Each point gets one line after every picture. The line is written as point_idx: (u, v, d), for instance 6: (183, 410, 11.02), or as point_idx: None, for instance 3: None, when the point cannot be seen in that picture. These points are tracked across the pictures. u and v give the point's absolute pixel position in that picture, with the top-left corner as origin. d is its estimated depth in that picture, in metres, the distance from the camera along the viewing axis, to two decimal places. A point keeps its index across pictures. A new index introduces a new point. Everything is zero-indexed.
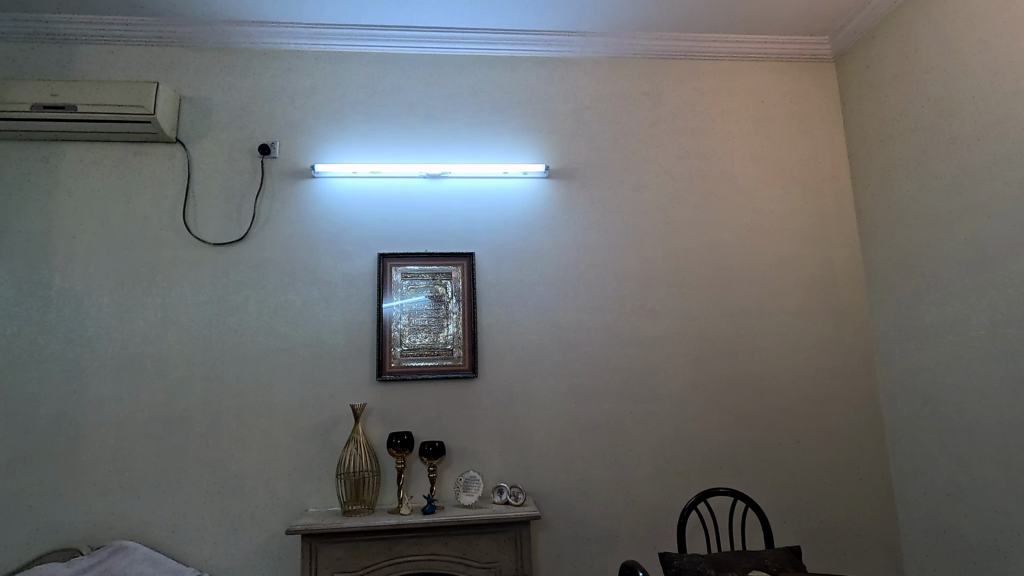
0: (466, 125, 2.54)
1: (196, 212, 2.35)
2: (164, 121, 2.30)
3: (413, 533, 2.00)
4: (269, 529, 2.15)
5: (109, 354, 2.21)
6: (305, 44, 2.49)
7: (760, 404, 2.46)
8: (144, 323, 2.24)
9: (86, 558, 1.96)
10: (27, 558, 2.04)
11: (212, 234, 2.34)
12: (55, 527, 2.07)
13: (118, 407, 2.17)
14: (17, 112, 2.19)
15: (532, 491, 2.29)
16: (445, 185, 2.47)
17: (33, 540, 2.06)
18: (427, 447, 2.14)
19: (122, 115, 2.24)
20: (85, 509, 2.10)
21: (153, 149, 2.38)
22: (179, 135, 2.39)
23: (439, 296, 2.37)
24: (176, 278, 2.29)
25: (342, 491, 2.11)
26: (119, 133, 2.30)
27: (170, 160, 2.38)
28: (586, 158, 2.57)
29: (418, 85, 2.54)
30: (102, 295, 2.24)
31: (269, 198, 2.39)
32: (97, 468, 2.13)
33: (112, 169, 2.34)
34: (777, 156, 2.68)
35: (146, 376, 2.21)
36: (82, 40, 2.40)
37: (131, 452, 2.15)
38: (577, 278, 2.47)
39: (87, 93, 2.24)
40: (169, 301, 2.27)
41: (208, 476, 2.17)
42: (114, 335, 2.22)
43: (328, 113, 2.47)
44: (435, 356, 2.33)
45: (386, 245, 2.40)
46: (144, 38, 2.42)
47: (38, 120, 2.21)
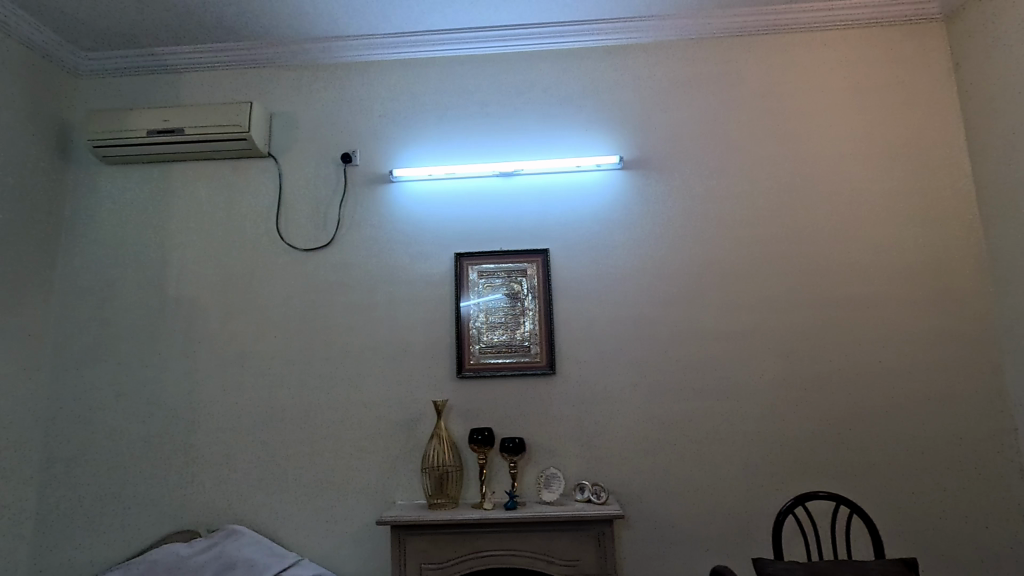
0: (537, 122, 2.53)
1: (287, 220, 2.51)
2: (257, 137, 2.48)
3: (495, 528, 2.02)
4: (360, 519, 2.26)
5: (217, 354, 2.41)
6: (379, 54, 2.59)
7: (863, 401, 2.26)
8: (245, 325, 2.43)
9: (204, 540, 2.15)
10: (156, 537, 2.29)
11: (302, 240, 2.49)
12: (177, 510, 2.30)
13: (225, 402, 2.37)
14: (135, 138, 2.45)
15: (614, 489, 2.24)
16: (517, 184, 2.47)
17: (160, 521, 2.30)
18: (507, 444, 2.16)
19: (221, 135, 2.43)
20: (201, 494, 2.31)
21: (249, 164, 2.57)
22: (271, 150, 2.57)
23: (515, 293, 2.38)
24: (272, 283, 2.46)
25: (427, 485, 2.18)
26: (219, 151, 2.50)
27: (264, 173, 2.56)
28: (661, 147, 2.48)
29: (489, 85, 2.56)
30: (209, 300, 2.46)
31: (352, 204, 2.50)
32: (209, 457, 2.34)
33: (214, 185, 2.55)
34: (877, 131, 2.44)
35: (248, 374, 2.39)
36: (186, 69, 2.64)
37: (237, 443, 2.34)
38: (656, 271, 2.39)
39: (191, 116, 2.45)
40: (266, 304, 2.44)
41: (304, 467, 2.31)
42: (220, 336, 2.43)
43: (404, 120, 2.55)
44: (513, 353, 2.34)
45: (462, 245, 2.44)
46: (239, 62, 2.62)
47: (152, 144, 2.46)
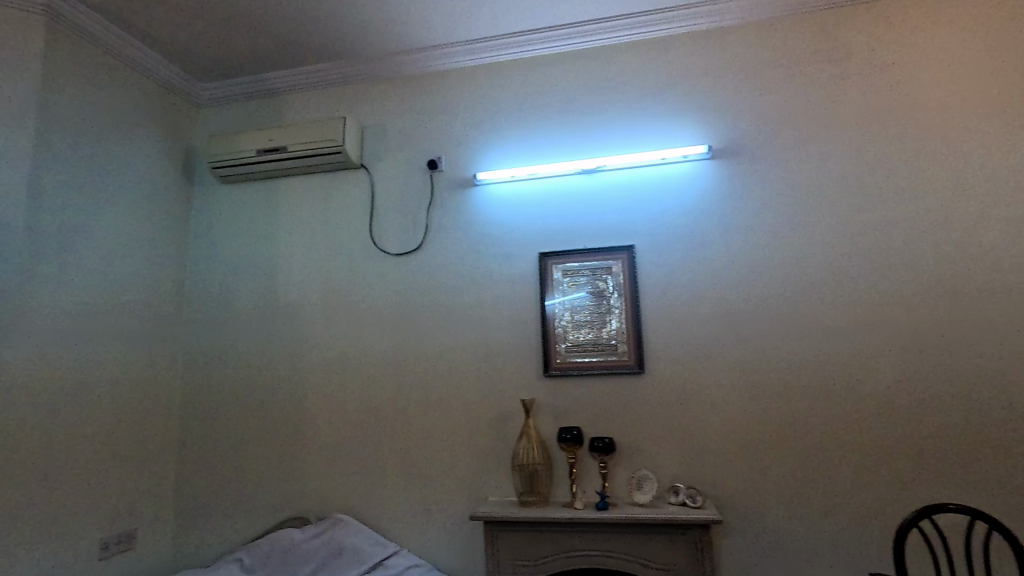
0: (618, 116, 2.48)
1: (380, 227, 2.64)
2: (351, 150, 2.63)
3: (587, 528, 2.01)
4: (455, 514, 2.33)
5: (320, 354, 2.59)
6: (461, 62, 2.66)
7: (1002, 403, 2.00)
8: (345, 327, 2.59)
9: (315, 526, 2.30)
10: (273, 522, 2.50)
11: (393, 245, 2.61)
12: (290, 498, 2.50)
13: (328, 399, 2.54)
14: (246, 158, 2.69)
15: (711, 493, 2.15)
16: (600, 180, 2.44)
17: (276, 508, 2.51)
18: (597, 443, 2.14)
19: (319, 150, 2.61)
20: (310, 485, 2.49)
21: (344, 176, 2.73)
22: (363, 161, 2.72)
23: (600, 291, 2.35)
24: (367, 286, 2.60)
25: (517, 482, 2.21)
26: (318, 165, 2.68)
27: (357, 183, 2.71)
28: (752, 134, 2.35)
29: (568, 83, 2.55)
30: (312, 304, 2.64)
31: (438, 209, 2.59)
32: (316, 451, 2.51)
33: (314, 197, 2.74)
34: (1011, 97, 2.16)
35: (348, 373, 2.54)
36: (288, 91, 2.85)
37: (340, 438, 2.50)
38: (750, 264, 2.26)
39: (293, 135, 2.65)
40: (362, 308, 2.58)
41: (401, 462, 2.42)
42: (323, 337, 2.60)
43: (486, 123, 2.60)
44: (601, 352, 2.31)
45: (546, 244, 2.45)
46: (332, 80, 2.79)
47: (261, 162, 2.69)
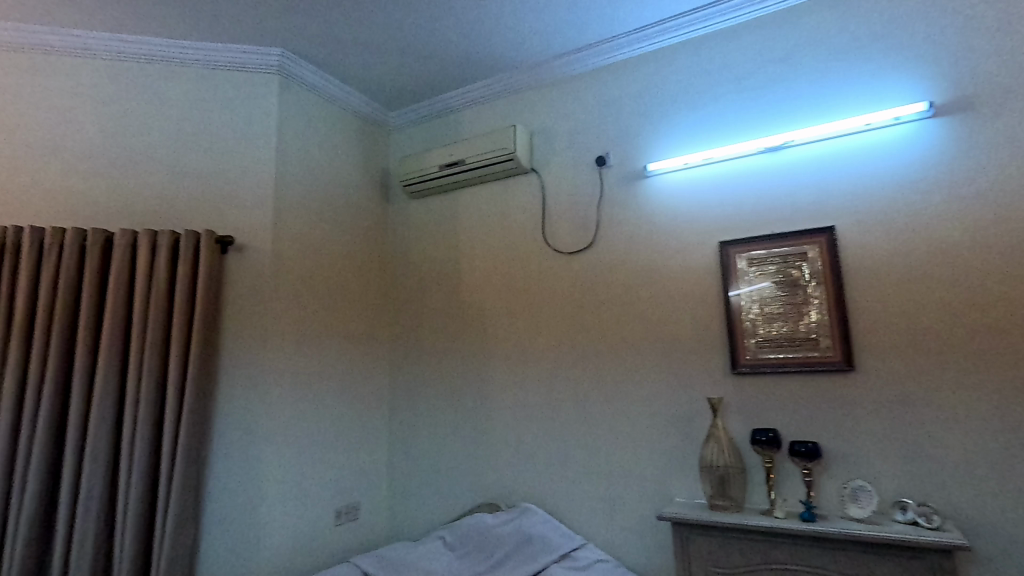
0: (808, 83, 2.23)
1: (552, 227, 2.72)
2: (522, 155, 2.75)
3: (792, 541, 1.83)
4: (641, 512, 2.29)
5: (503, 350, 2.75)
6: (625, 52, 2.62)
7: None
8: (524, 324, 2.71)
9: (506, 513, 2.42)
10: (469, 505, 2.72)
11: (566, 244, 2.66)
12: (483, 484, 2.69)
13: (512, 393, 2.69)
14: (432, 173, 2.97)
15: (952, 513, 1.81)
16: (788, 157, 2.21)
17: (471, 492, 2.72)
18: (799, 448, 1.94)
19: (494, 159, 2.78)
20: (500, 473, 2.66)
21: (516, 181, 2.87)
22: (534, 165, 2.82)
23: (794, 280, 2.12)
24: (543, 285, 2.69)
25: (707, 486, 2.09)
26: (493, 173, 2.86)
27: (529, 187, 2.82)
28: (990, 80, 1.93)
29: (745, 55, 2.36)
30: (494, 304, 2.82)
31: (609, 204, 2.58)
32: (504, 441, 2.67)
33: (491, 203, 2.92)
34: None
35: (529, 368, 2.66)
36: (463, 107, 3.09)
37: (525, 430, 2.62)
38: (995, 238, 1.86)
39: (470, 147, 2.86)
40: (539, 306, 2.68)
41: (584, 456, 2.46)
42: (505, 335, 2.76)
43: (655, 112, 2.53)
44: (798, 347, 2.09)
45: (726, 233, 2.29)
46: (502, 91, 2.95)
47: (444, 176, 2.95)
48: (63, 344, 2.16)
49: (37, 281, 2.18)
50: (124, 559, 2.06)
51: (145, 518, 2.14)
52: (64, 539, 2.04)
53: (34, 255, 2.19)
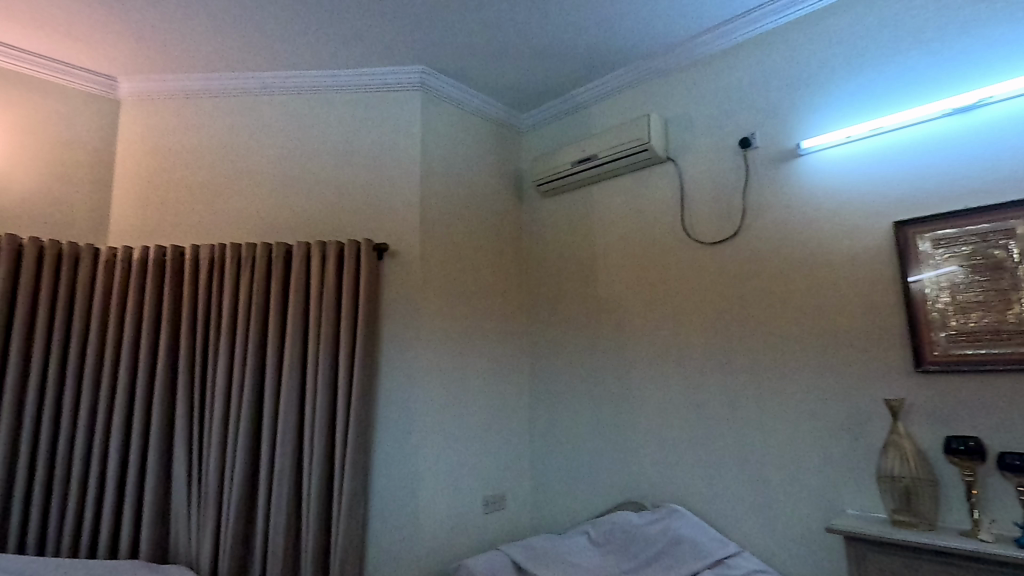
0: (1015, 27, 1.87)
1: (692, 217, 2.59)
2: (657, 145, 2.66)
3: (1005, 570, 1.55)
4: (805, 523, 2.10)
5: (643, 347, 2.68)
6: (770, 22, 2.42)
7: None
8: (665, 320, 2.62)
9: (652, 513, 2.34)
10: (613, 503, 2.69)
11: (708, 234, 2.52)
12: (627, 483, 2.65)
13: (655, 390, 2.61)
14: (565, 171, 2.99)
15: None
16: (986, 117, 1.88)
17: (615, 489, 2.70)
18: (1011, 461, 1.64)
19: (627, 151, 2.72)
20: (644, 472, 2.60)
21: (651, 171, 2.78)
22: (670, 153, 2.71)
23: (997, 262, 1.79)
24: (684, 278, 2.58)
25: (887, 499, 1.85)
26: (627, 165, 2.80)
27: (666, 177, 2.72)
28: None
29: (921, 5, 2.06)
30: (632, 299, 2.76)
31: (756, 188, 2.40)
32: (647, 440, 2.61)
33: (625, 197, 2.87)
34: None
35: (672, 364, 2.57)
36: (594, 101, 3.07)
37: (669, 428, 2.53)
38: None
39: (603, 141, 2.83)
40: (681, 300, 2.57)
41: (736, 459, 2.31)
42: (645, 330, 2.69)
43: (809, 83, 2.29)
44: (1005, 342, 1.77)
45: (902, 211, 2.00)
46: (634, 80, 2.88)
47: (577, 173, 2.95)
48: (258, 341, 2.54)
49: (237, 288, 2.59)
50: (311, 527, 2.38)
51: (325, 493, 2.44)
52: (264, 507, 2.40)
53: (235, 266, 2.60)
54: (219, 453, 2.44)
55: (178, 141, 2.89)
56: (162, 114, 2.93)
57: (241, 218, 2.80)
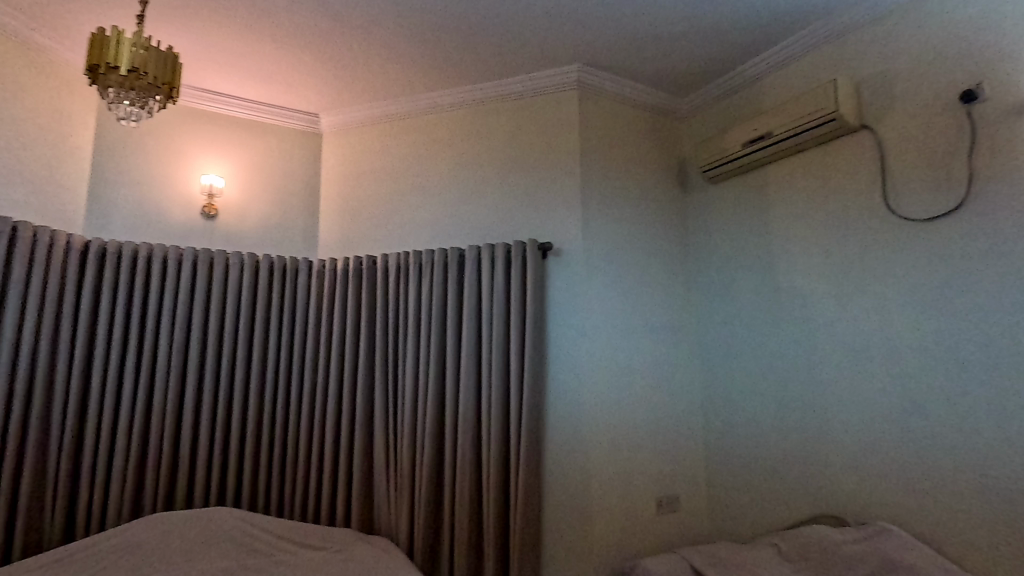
0: None
1: (896, 191, 2.23)
2: (848, 111, 2.33)
3: None
4: None
5: (837, 342, 2.39)
6: None
7: None
8: (864, 310, 2.30)
9: (855, 531, 2.07)
10: (805, 515, 2.44)
11: (920, 210, 2.14)
12: (822, 493, 2.39)
13: (853, 390, 2.31)
14: (735, 153, 2.78)
15: None
16: None
17: (807, 500, 2.44)
18: None
19: (810, 123, 2.42)
20: (842, 483, 2.31)
21: (841, 144, 2.46)
22: (865, 121, 2.37)
23: None
24: (888, 262, 2.23)
25: None
26: (810, 139, 2.49)
27: (860, 148, 2.38)
28: None
29: None
30: (820, 288, 2.47)
31: (987, 150, 1.99)
32: (845, 447, 2.31)
33: (808, 175, 2.58)
34: None
35: (875, 361, 2.24)
36: (766, 74, 2.82)
37: (874, 435, 2.22)
38: None
39: (780, 115, 2.57)
40: (884, 287, 2.23)
41: (968, 475, 1.94)
42: (838, 323, 2.39)
43: None
44: None
45: None
46: (816, 43, 2.59)
47: (749, 153, 2.72)
48: (439, 338, 2.78)
49: (420, 290, 2.86)
50: (491, 513, 2.54)
51: (501, 480, 2.59)
52: (449, 490, 2.61)
53: (417, 271, 2.88)
54: (411, 440, 2.72)
55: (367, 163, 3.30)
56: (354, 140, 3.36)
57: (420, 227, 3.12)
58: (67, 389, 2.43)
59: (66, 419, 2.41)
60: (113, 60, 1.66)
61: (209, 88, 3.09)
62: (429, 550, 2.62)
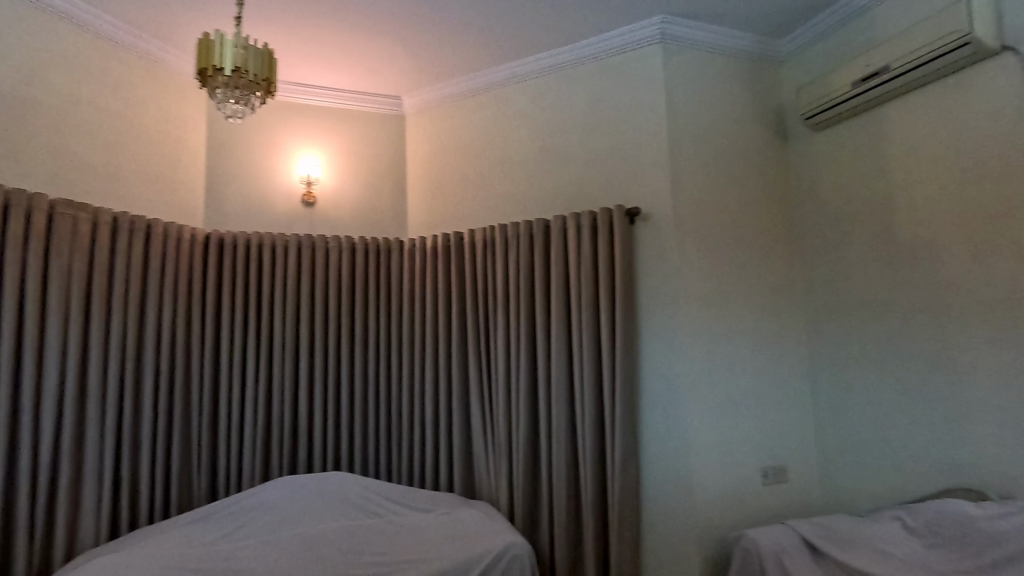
0: None
1: None
2: (984, 35, 2.07)
3: None
4: None
5: (970, 296, 2.17)
6: None
7: None
8: (1008, 262, 2.06)
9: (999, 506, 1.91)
10: (932, 490, 2.28)
11: None
12: (955, 466, 2.21)
13: (999, 354, 2.08)
14: (845, 95, 2.55)
15: None
16: None
17: (938, 472, 2.27)
18: None
19: (940, 50, 2.17)
20: (978, 454, 2.14)
21: (975, 72, 2.18)
22: (1005, 42, 2.09)
23: None
24: None
25: None
26: (937, 71, 2.25)
27: (1000, 74, 2.10)
28: None
29: None
30: (950, 239, 2.24)
31: None
32: (986, 416, 2.11)
33: (933, 111, 2.32)
34: None
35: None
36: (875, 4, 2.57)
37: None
38: None
39: (899, 48, 2.33)
40: None
41: None
42: (975, 277, 2.16)
43: None
44: None
45: None
46: None
47: (863, 93, 2.49)
48: (529, 309, 2.81)
49: (508, 262, 2.88)
50: (589, 482, 2.58)
51: (599, 447, 2.61)
52: (546, 457, 2.67)
53: (504, 244, 2.90)
54: (506, 410, 2.79)
55: (450, 141, 3.36)
56: (436, 119, 3.43)
57: (504, 201, 3.15)
58: (204, 369, 2.71)
59: (203, 393, 2.69)
60: (218, 62, 1.78)
61: (302, 80, 3.28)
62: (530, 514, 2.70)
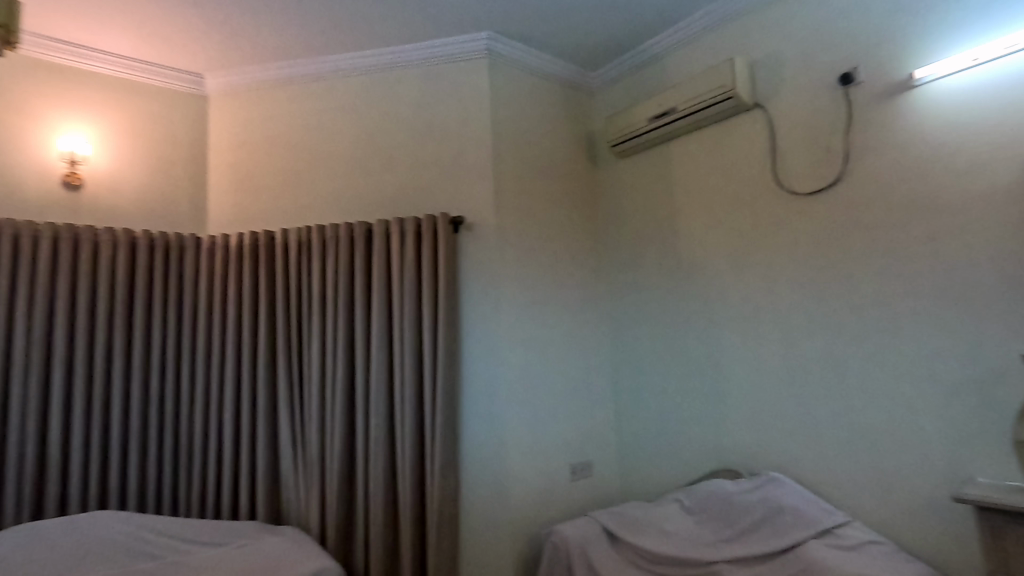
0: None
1: (782, 165, 2.45)
2: (743, 92, 2.51)
3: None
4: (923, 491, 1.97)
5: (731, 307, 2.60)
6: None
7: None
8: (756, 279, 2.51)
9: (748, 482, 2.28)
10: (702, 472, 2.67)
11: (797, 182, 2.38)
12: (719, 450, 2.62)
13: (750, 355, 2.51)
14: (642, 129, 2.90)
15: None
16: None
17: (707, 456, 2.66)
18: None
19: (712, 100, 2.58)
20: (735, 439, 2.56)
21: (736, 122, 2.64)
22: (756, 100, 2.56)
23: None
24: (777, 235, 2.44)
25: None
26: (710, 117, 2.66)
27: (753, 125, 2.57)
28: None
29: None
30: (717, 259, 2.66)
31: (858, 130, 2.20)
32: (741, 406, 2.54)
33: (707, 150, 2.75)
34: None
35: (767, 326, 2.46)
36: (666, 53, 2.97)
37: (767, 394, 2.44)
38: None
39: (683, 93, 2.71)
40: (775, 257, 2.44)
41: (841, 423, 2.19)
42: (734, 291, 2.59)
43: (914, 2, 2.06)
44: None
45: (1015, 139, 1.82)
46: (708, 25, 2.76)
47: (656, 128, 2.85)
48: (347, 317, 2.65)
49: (325, 266, 2.70)
50: (406, 494, 2.51)
51: (417, 457, 2.55)
52: (361, 472, 2.54)
53: (320, 247, 2.71)
54: (319, 425, 2.59)
55: (261, 130, 3.05)
56: (245, 104, 3.09)
57: (322, 200, 2.95)
58: None
59: None
60: None
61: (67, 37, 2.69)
62: (343, 533, 2.54)
